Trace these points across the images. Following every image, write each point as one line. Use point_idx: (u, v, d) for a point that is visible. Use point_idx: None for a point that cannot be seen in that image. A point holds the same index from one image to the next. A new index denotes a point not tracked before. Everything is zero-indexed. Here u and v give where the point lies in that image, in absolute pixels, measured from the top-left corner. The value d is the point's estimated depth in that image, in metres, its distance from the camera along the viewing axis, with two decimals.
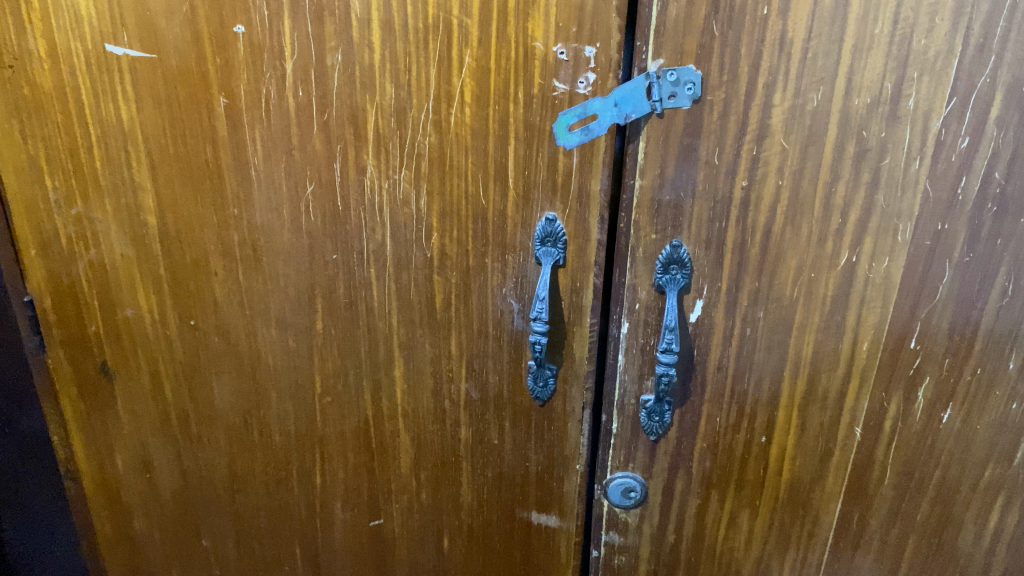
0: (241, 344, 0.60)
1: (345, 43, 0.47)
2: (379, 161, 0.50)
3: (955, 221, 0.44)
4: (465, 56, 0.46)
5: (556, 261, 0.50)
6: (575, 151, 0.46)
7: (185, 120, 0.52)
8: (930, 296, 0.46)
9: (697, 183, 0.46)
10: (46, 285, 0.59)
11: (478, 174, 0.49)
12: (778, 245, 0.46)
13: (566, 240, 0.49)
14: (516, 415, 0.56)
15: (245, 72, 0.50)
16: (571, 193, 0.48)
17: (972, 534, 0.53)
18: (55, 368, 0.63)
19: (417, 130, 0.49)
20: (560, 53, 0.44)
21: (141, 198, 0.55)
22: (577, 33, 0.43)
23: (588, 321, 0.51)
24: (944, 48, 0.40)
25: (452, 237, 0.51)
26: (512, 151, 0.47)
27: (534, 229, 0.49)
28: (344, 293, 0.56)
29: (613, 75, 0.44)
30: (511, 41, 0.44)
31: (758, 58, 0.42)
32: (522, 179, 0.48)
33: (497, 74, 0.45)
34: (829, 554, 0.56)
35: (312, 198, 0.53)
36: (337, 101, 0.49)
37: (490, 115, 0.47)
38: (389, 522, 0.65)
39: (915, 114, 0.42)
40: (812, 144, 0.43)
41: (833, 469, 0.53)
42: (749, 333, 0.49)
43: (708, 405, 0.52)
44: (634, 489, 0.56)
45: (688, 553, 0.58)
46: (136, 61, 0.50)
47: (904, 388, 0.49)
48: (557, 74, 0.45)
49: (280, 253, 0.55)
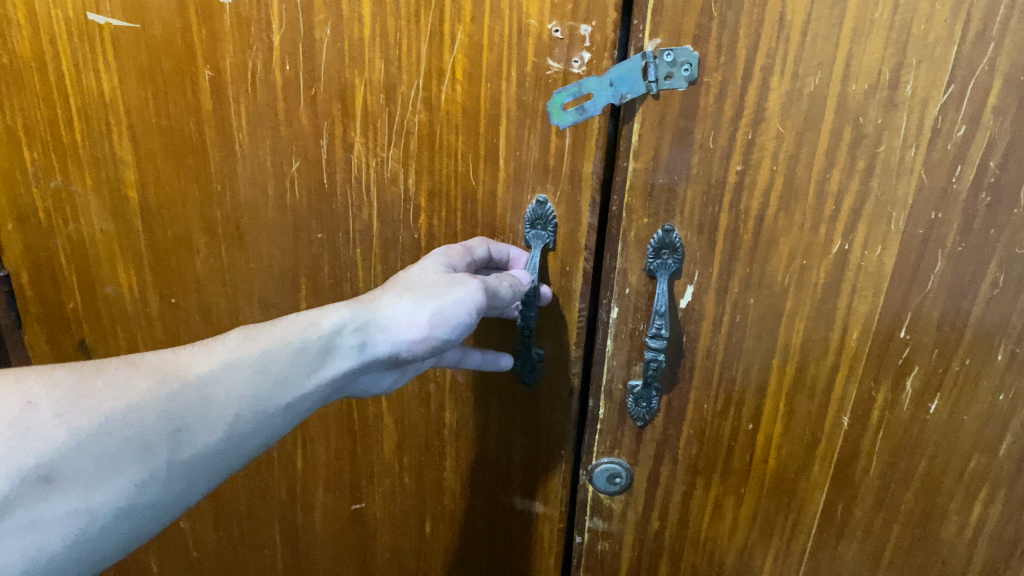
0: (224, 323, 0.59)
1: (334, 15, 0.46)
2: (367, 139, 0.49)
3: (950, 211, 0.43)
4: (457, 32, 0.45)
5: (545, 244, 0.49)
6: (568, 131, 0.45)
7: (169, 92, 0.51)
8: (922, 286, 0.46)
9: (692, 166, 0.45)
10: (24, 258, 0.60)
11: (469, 154, 0.48)
12: (771, 232, 0.46)
13: (557, 223, 0.49)
14: (502, 398, 0.56)
15: (231, 45, 0.48)
16: (563, 175, 0.47)
17: (954, 525, 0.53)
18: (32, 342, 0.64)
19: (406, 107, 0.47)
20: (555, 31, 0.43)
21: (123, 172, 0.55)
22: (573, 11, 0.42)
23: (577, 305, 0.51)
24: (944, 33, 0.39)
25: (441, 217, 0.51)
26: (503, 131, 0.47)
27: (524, 212, 0.49)
28: (329, 273, 0.55)
29: (608, 54, 0.43)
30: (505, 17, 0.43)
31: (756, 41, 0.41)
32: (513, 160, 0.47)
33: (490, 51, 0.45)
34: (813, 543, 0.56)
35: (297, 175, 0.52)
36: (325, 75, 0.48)
37: (482, 94, 0.46)
38: (370, 507, 0.65)
39: (912, 101, 0.41)
40: (808, 130, 0.43)
41: (818, 457, 0.53)
42: (739, 320, 0.49)
43: (695, 392, 0.52)
44: (620, 475, 0.56)
45: (672, 540, 0.58)
46: (119, 31, 0.49)
47: (892, 377, 0.49)
48: (551, 52, 0.44)
49: (264, 230, 0.54)
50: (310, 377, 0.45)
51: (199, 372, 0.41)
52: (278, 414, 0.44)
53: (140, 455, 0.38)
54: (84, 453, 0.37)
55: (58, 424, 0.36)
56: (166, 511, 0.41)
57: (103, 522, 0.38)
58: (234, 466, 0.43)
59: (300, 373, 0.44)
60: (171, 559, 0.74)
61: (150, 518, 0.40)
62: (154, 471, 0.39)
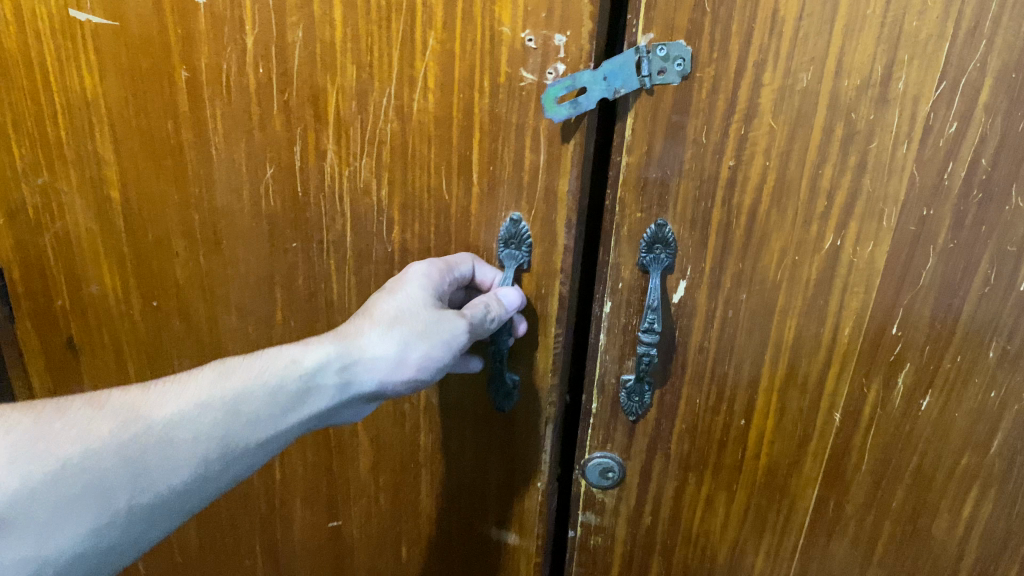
0: (202, 327, 0.59)
1: (306, 18, 0.46)
2: (339, 146, 0.49)
3: (941, 208, 0.44)
4: (429, 39, 0.45)
5: (519, 264, 0.50)
6: (544, 144, 0.46)
7: (148, 91, 0.51)
8: (913, 282, 0.46)
9: (684, 162, 0.45)
10: (14, 254, 0.60)
11: (441, 166, 0.48)
12: (764, 227, 0.46)
13: (531, 243, 0.49)
14: (477, 418, 0.56)
15: (206, 45, 0.48)
16: (538, 195, 0.48)
17: (945, 522, 0.53)
18: (24, 338, 0.64)
19: (378, 115, 0.48)
20: (529, 40, 0.43)
21: (105, 171, 0.55)
22: (546, 20, 0.42)
23: (552, 329, 0.52)
24: (936, 30, 0.39)
25: (413, 232, 0.51)
26: (477, 143, 0.47)
27: (498, 230, 0.49)
28: (304, 283, 0.55)
29: (584, 66, 0.43)
30: (476, 25, 0.43)
31: (749, 36, 0.41)
32: (486, 173, 0.48)
33: (462, 59, 0.45)
34: (805, 540, 0.56)
35: (272, 181, 0.52)
36: (297, 79, 0.48)
37: (454, 103, 0.46)
38: (347, 525, 0.65)
39: (904, 98, 0.41)
40: (800, 126, 0.43)
41: (810, 453, 0.53)
42: (731, 316, 0.49)
43: (688, 386, 0.52)
44: (612, 469, 0.56)
45: (664, 535, 0.58)
46: (99, 29, 0.49)
47: (884, 374, 0.49)
48: (525, 63, 0.44)
49: (240, 236, 0.55)
50: (286, 416, 0.46)
51: (166, 414, 0.42)
52: (249, 452, 0.45)
53: (99, 500, 0.39)
54: (39, 499, 0.37)
55: (13, 472, 0.37)
56: (129, 549, 0.42)
57: (60, 564, 0.39)
58: (200, 503, 0.44)
59: (275, 411, 0.45)
60: (156, 565, 0.73)
61: (112, 556, 0.41)
62: (114, 514, 0.40)
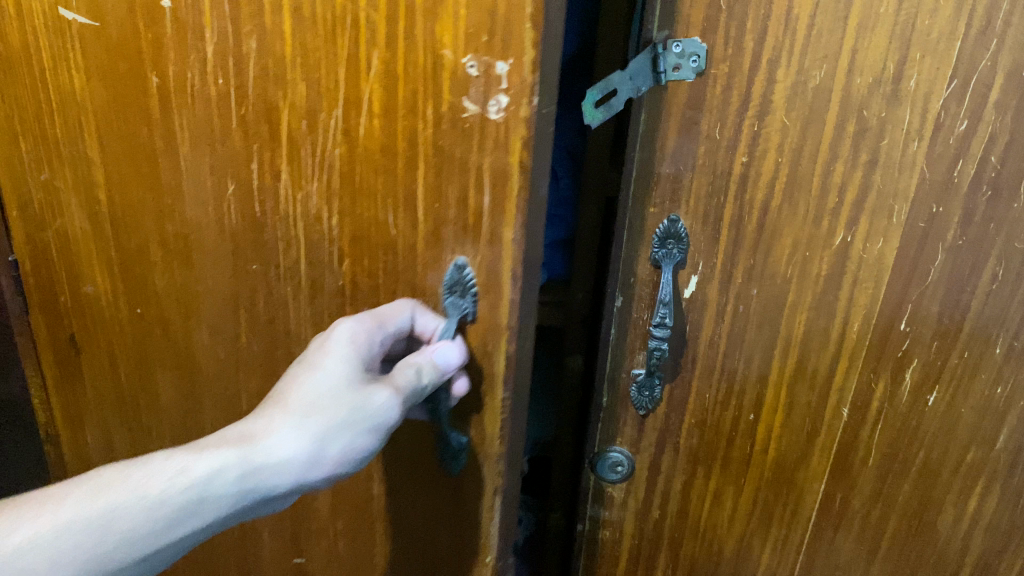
0: (179, 340, 0.53)
1: (258, 28, 0.38)
2: (292, 169, 0.41)
3: (950, 205, 0.44)
4: (372, 55, 0.36)
5: (463, 315, 0.40)
6: (486, 190, 0.36)
7: (125, 92, 0.45)
8: (922, 278, 0.46)
9: (697, 157, 0.46)
10: (26, 246, 0.57)
11: (386, 199, 0.39)
12: (775, 223, 0.46)
13: (476, 291, 0.39)
14: (424, 478, 0.46)
15: (172, 51, 0.41)
16: (482, 236, 0.38)
17: (950, 517, 0.54)
18: (35, 330, 0.61)
19: (326, 139, 0.39)
20: (469, 67, 0.34)
21: (93, 171, 0.50)
22: (488, 43, 0.33)
23: (499, 393, 0.42)
24: (948, 29, 0.40)
25: (362, 267, 0.42)
26: (420, 177, 0.38)
27: (440, 274, 0.40)
28: (263, 308, 0.47)
29: (526, 101, 0.34)
30: (417, 45, 0.34)
31: (763, 33, 0.42)
32: (430, 211, 0.38)
33: (406, 83, 0.36)
34: (811, 534, 0.56)
35: (234, 201, 0.44)
36: (253, 93, 0.40)
37: (399, 130, 0.37)
38: (311, 563, 0.55)
39: (915, 95, 0.42)
40: (812, 122, 0.43)
41: (818, 448, 0.53)
42: (742, 311, 0.50)
43: (698, 381, 0.53)
44: (622, 463, 0.57)
45: (671, 529, 0.59)
46: (84, 30, 0.44)
47: (891, 369, 0.50)
48: (466, 92, 0.35)
49: (209, 253, 0.47)
50: (172, 534, 0.38)
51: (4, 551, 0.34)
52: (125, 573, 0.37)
53: None
54: None
55: None
56: None
57: None
58: None
59: (156, 531, 0.37)
60: None
61: None
62: None
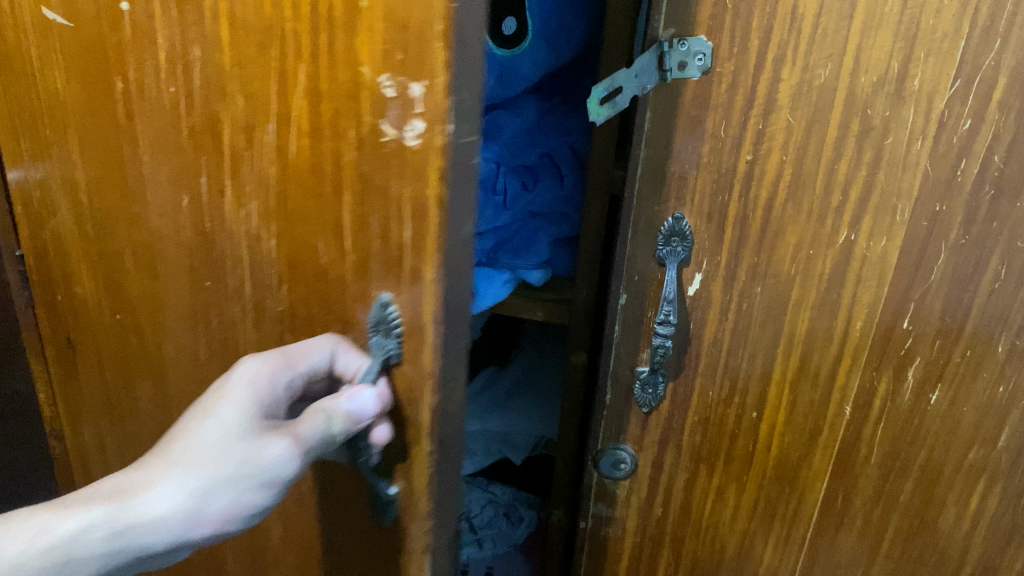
0: (151, 349, 0.51)
1: (202, 39, 0.36)
2: (235, 183, 0.39)
3: (953, 204, 0.44)
4: (299, 71, 0.33)
5: (386, 358, 0.36)
6: (407, 219, 0.32)
7: (99, 93, 0.44)
8: (925, 277, 0.47)
9: (702, 155, 0.46)
10: (29, 243, 0.57)
11: (320, 223, 0.36)
12: (779, 221, 0.47)
13: (401, 332, 0.35)
14: (363, 521, 0.42)
15: (132, 56, 0.40)
16: (404, 273, 0.34)
17: (952, 516, 0.54)
18: (39, 324, 0.62)
19: (263, 156, 0.36)
20: (386, 87, 0.30)
21: (77, 173, 0.49)
22: (404, 62, 0.29)
23: (425, 443, 0.37)
24: (951, 29, 0.40)
25: (303, 293, 0.39)
26: (347, 206, 0.34)
27: (369, 311, 0.36)
28: (219, 325, 0.45)
29: (440, 127, 0.30)
30: (339, 61, 0.31)
31: (769, 32, 0.42)
32: (358, 240, 0.35)
33: (330, 100, 0.32)
34: (813, 533, 0.57)
35: (189, 213, 0.42)
36: (200, 103, 0.38)
37: (326, 153, 0.34)
38: None
39: (919, 95, 0.42)
40: (817, 121, 0.44)
41: (820, 447, 0.54)
42: (745, 309, 0.50)
43: (701, 379, 0.53)
44: (625, 461, 0.57)
45: (674, 527, 0.59)
46: (62, 31, 0.43)
47: (894, 368, 0.50)
48: (384, 113, 0.31)
49: (172, 264, 0.46)
50: None
51: None
52: None
53: None
54: None
55: None
56: None
57: None
58: None
59: None
60: None
61: None
62: None
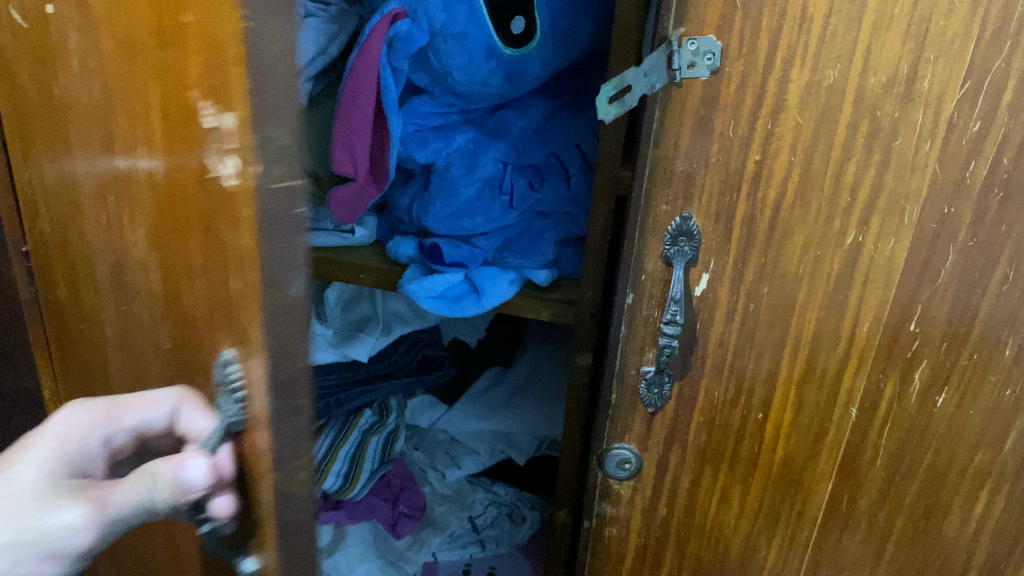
0: (100, 356, 0.51)
1: (95, 48, 0.36)
2: (128, 207, 0.38)
3: (962, 206, 0.44)
4: (157, 94, 0.31)
5: (228, 424, 0.33)
6: (234, 269, 0.29)
7: (47, 96, 0.44)
8: (932, 280, 0.47)
9: (711, 155, 0.46)
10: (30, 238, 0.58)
11: (186, 261, 0.34)
12: (787, 221, 0.47)
13: (241, 400, 0.32)
14: None
15: (63, 62, 0.41)
16: (238, 332, 0.31)
17: (957, 519, 0.54)
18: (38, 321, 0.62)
19: (144, 175, 0.35)
20: (208, 118, 0.28)
21: (44, 174, 0.49)
22: (220, 91, 0.27)
23: (268, 521, 0.34)
24: (961, 30, 0.40)
25: (184, 331, 0.37)
26: (199, 244, 0.32)
27: (217, 368, 0.34)
28: (140, 345, 0.44)
29: (246, 169, 0.26)
30: (177, 80, 0.30)
31: (778, 32, 0.42)
32: (209, 286, 0.32)
33: (179, 125, 0.31)
34: (818, 535, 0.57)
35: (104, 225, 0.42)
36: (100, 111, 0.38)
37: (181, 183, 0.32)
38: None
39: (928, 97, 0.42)
40: (826, 121, 0.44)
41: (825, 448, 0.53)
42: (752, 310, 0.50)
43: (707, 380, 0.53)
44: (630, 461, 0.57)
45: (678, 528, 0.59)
46: (20, 32, 0.44)
47: (901, 370, 0.50)
48: (209, 149, 0.28)
49: (104, 276, 0.45)
50: None
51: None
52: None
53: None
54: None
55: None
56: None
57: None
58: None
59: None
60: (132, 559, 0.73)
61: None
62: None
